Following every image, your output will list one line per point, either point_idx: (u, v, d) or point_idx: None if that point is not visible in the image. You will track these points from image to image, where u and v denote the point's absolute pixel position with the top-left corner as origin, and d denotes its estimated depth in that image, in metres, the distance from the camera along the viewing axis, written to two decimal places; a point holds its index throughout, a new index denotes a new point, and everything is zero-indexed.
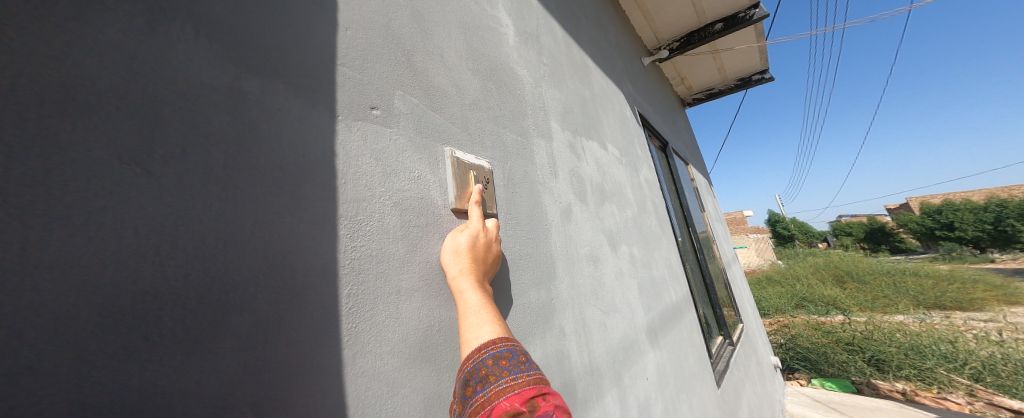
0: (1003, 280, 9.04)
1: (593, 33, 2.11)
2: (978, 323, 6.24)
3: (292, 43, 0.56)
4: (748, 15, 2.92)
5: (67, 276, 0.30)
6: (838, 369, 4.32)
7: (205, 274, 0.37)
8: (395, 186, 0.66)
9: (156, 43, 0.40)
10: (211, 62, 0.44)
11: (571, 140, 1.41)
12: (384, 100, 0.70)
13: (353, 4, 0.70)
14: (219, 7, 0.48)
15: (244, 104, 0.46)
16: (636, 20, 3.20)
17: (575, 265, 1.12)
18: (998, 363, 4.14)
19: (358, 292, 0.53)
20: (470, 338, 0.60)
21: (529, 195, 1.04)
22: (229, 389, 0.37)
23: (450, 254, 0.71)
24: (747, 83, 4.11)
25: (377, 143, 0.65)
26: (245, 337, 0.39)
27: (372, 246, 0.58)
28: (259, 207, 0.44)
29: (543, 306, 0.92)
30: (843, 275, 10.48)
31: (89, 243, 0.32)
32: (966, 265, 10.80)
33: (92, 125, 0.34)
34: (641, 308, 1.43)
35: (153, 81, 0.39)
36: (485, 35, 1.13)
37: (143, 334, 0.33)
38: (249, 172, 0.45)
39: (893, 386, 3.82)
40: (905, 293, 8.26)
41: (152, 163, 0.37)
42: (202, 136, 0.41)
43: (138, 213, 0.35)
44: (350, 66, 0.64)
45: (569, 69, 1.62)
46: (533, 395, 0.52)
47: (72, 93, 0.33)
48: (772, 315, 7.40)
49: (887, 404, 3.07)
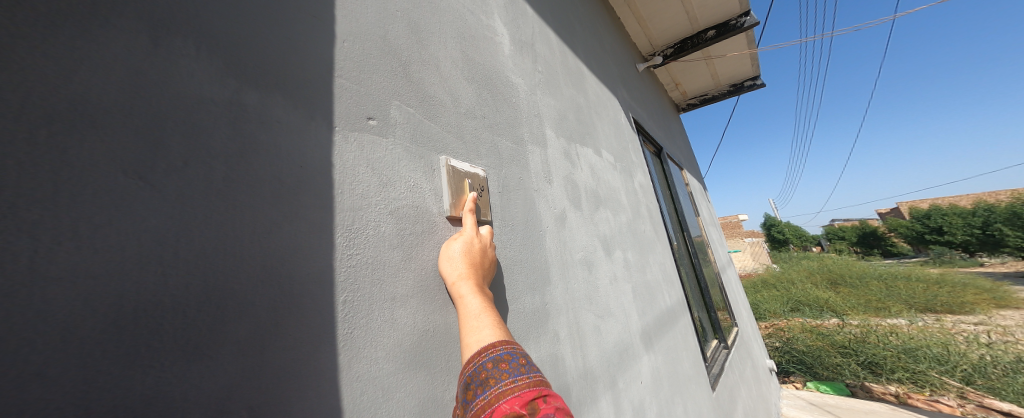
0: (992, 283, 9.16)
1: (587, 40, 2.14)
2: (969, 326, 6.34)
3: (292, 57, 0.58)
4: (739, 22, 2.98)
5: (75, 288, 0.31)
6: (832, 372, 4.36)
7: (205, 284, 0.39)
8: (391, 195, 0.68)
9: (160, 59, 0.42)
10: (212, 77, 0.46)
11: (566, 147, 1.43)
12: (381, 110, 0.72)
13: (351, 15, 0.72)
14: (217, 22, 0.49)
15: (244, 117, 0.48)
16: (630, 27, 3.25)
17: (570, 270, 1.14)
18: (988, 365, 4.21)
19: (353, 299, 0.54)
20: (470, 342, 0.62)
21: (524, 202, 1.06)
22: (227, 394, 0.38)
23: (445, 262, 0.73)
24: (739, 89, 4.21)
25: (374, 153, 0.67)
26: (244, 344, 0.40)
27: (369, 254, 0.59)
28: (257, 216, 0.46)
29: (538, 311, 0.93)
30: (837, 279, 10.58)
31: (95, 255, 0.33)
32: (957, 269, 10.95)
33: (97, 140, 0.35)
34: (635, 312, 1.45)
35: (157, 96, 0.40)
36: (481, 44, 1.15)
37: (145, 341, 0.34)
38: (248, 183, 0.46)
39: (886, 389, 3.86)
40: (898, 296, 8.36)
41: (155, 176, 0.38)
42: (203, 150, 0.42)
43: (142, 225, 0.36)
44: (348, 77, 0.66)
45: (564, 77, 1.65)
46: (533, 397, 0.53)
47: (78, 110, 0.35)
48: (767, 318, 7.46)
49: (880, 407, 3.10)
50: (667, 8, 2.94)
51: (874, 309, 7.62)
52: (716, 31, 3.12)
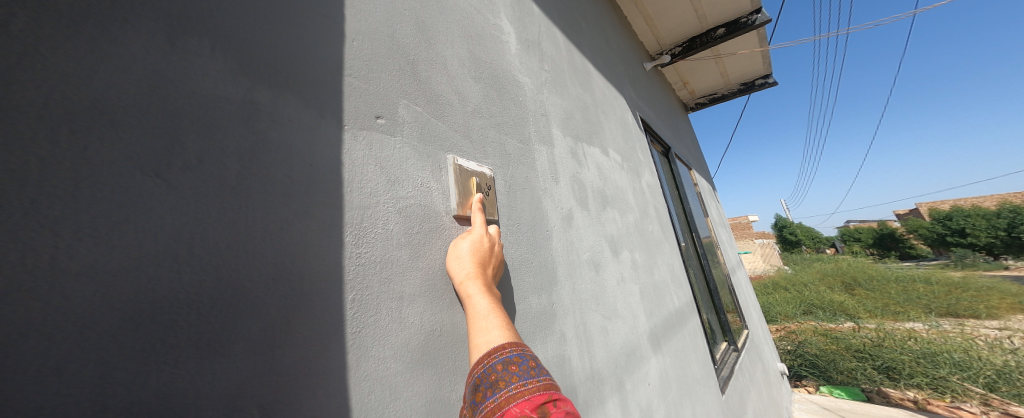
0: (1017, 287, 8.84)
1: (594, 38, 2.12)
2: (992, 331, 6.13)
3: (303, 57, 0.58)
4: (750, 20, 2.94)
5: (94, 282, 0.32)
6: (847, 376, 4.27)
7: (218, 280, 0.39)
8: (399, 194, 0.68)
9: (176, 58, 0.43)
10: (226, 76, 0.47)
11: (572, 146, 1.42)
12: (389, 109, 0.72)
13: (360, 15, 0.73)
14: (231, 21, 0.50)
15: (256, 116, 0.48)
16: (638, 25, 3.22)
17: (577, 270, 1.13)
18: (1013, 372, 4.06)
19: (362, 297, 0.55)
20: (479, 343, 0.62)
21: (531, 201, 1.05)
22: (239, 391, 0.38)
23: (453, 261, 0.73)
24: (749, 88, 4.13)
25: (381, 152, 0.67)
26: (255, 341, 0.41)
27: (376, 252, 0.60)
28: (270, 214, 0.46)
29: (545, 311, 0.93)
30: (852, 281, 10.34)
31: (112, 251, 0.33)
32: (979, 272, 10.59)
33: (116, 139, 0.36)
34: (643, 313, 1.43)
35: (173, 95, 0.41)
36: (488, 43, 1.15)
37: (160, 338, 0.35)
38: (260, 182, 0.47)
39: (905, 394, 3.75)
40: (917, 300, 8.12)
41: (171, 174, 0.39)
42: (217, 149, 0.43)
43: (159, 222, 0.37)
44: (357, 76, 0.67)
45: (570, 76, 1.64)
46: (544, 401, 0.52)
47: (98, 110, 0.35)
48: (779, 321, 7.34)
49: (898, 412, 3.02)
50: (675, 6, 2.91)
51: (891, 313, 7.42)
52: (725, 29, 3.07)
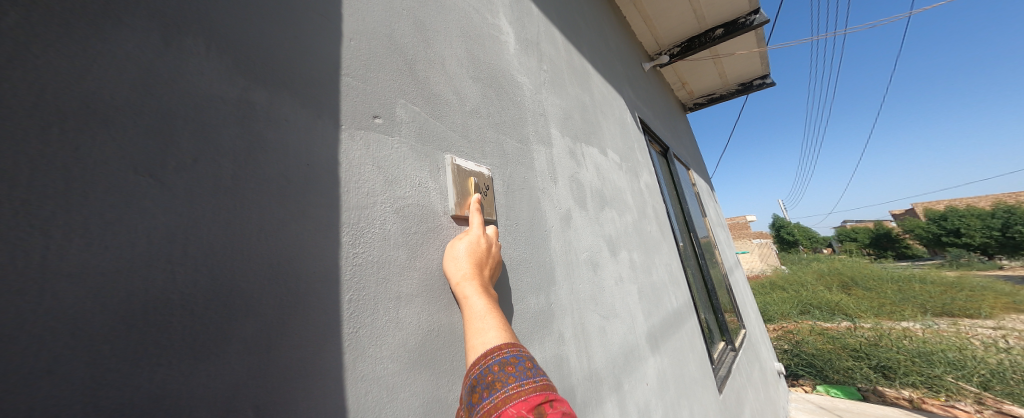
0: (1011, 287, 8.92)
1: (593, 39, 2.13)
2: (986, 330, 6.19)
3: (300, 57, 0.58)
4: (748, 20, 2.95)
5: (85, 283, 0.32)
6: (843, 376, 4.29)
7: (212, 281, 0.39)
8: (396, 194, 0.68)
9: (172, 58, 0.42)
10: (221, 75, 0.46)
11: (571, 146, 1.42)
12: (386, 109, 0.72)
13: (358, 14, 0.72)
14: (228, 20, 0.50)
15: (252, 116, 0.48)
16: (637, 26, 3.22)
17: (575, 270, 1.13)
18: (1007, 371, 4.09)
19: (359, 297, 0.55)
20: (476, 344, 0.61)
21: (529, 201, 1.05)
22: (233, 392, 0.38)
23: (451, 262, 0.72)
24: (747, 88, 4.15)
25: (379, 151, 0.67)
26: (250, 342, 0.41)
27: (373, 253, 0.59)
28: (265, 214, 0.46)
29: (543, 312, 0.93)
30: (848, 281, 10.41)
31: (105, 252, 0.33)
32: (974, 272, 10.69)
33: (109, 138, 0.36)
34: (641, 313, 1.43)
35: (168, 95, 0.41)
36: (487, 43, 1.15)
37: (153, 339, 0.34)
38: (256, 181, 0.46)
39: (899, 393, 3.78)
40: (912, 300, 8.17)
41: (165, 174, 0.38)
42: (213, 149, 0.43)
43: (152, 221, 0.36)
44: (354, 76, 0.66)
45: (569, 76, 1.64)
46: (540, 402, 0.52)
47: (91, 109, 0.35)
48: (776, 321, 7.38)
49: (894, 411, 3.04)
50: (674, 6, 2.91)
51: (887, 312, 7.47)
52: (724, 30, 3.08)
